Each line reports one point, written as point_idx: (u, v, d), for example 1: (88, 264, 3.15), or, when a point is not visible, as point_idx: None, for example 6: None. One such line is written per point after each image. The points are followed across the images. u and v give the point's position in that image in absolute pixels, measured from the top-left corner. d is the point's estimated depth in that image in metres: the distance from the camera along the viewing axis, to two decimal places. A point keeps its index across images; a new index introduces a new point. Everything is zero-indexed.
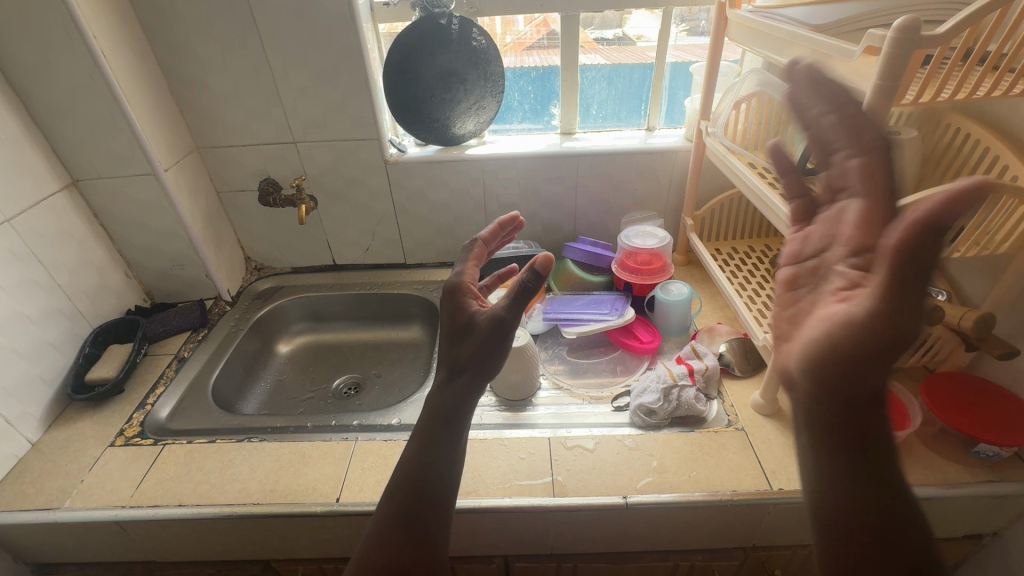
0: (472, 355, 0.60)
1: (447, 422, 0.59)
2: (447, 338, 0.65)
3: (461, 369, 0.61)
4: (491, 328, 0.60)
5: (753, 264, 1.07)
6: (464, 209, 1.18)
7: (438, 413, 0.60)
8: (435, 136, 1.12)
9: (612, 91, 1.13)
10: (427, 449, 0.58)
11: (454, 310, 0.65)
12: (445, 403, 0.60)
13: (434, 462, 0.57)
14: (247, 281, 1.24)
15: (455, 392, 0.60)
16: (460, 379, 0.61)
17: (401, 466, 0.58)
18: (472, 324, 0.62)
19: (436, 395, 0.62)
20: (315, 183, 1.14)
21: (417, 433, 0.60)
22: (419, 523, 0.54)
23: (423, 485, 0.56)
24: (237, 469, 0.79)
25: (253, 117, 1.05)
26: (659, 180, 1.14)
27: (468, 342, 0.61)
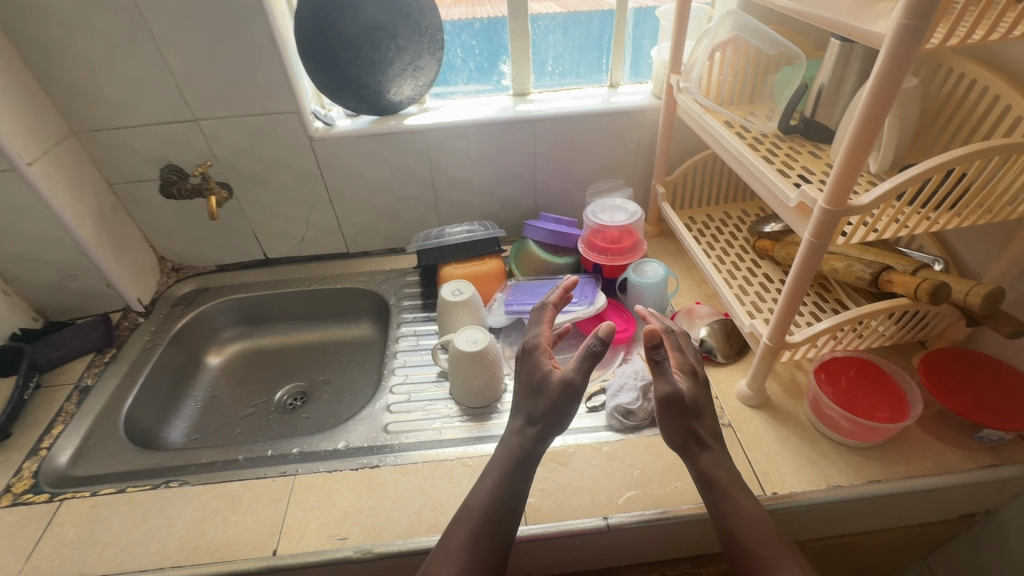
0: (546, 410, 0.63)
1: (523, 464, 0.63)
2: (522, 391, 0.67)
3: (535, 420, 0.64)
4: (558, 392, 0.63)
5: (730, 232, 0.98)
6: (408, 188, 1.04)
7: (517, 454, 0.64)
8: (367, 105, 0.95)
9: (569, 42, 0.99)
10: (506, 485, 0.62)
11: (526, 366, 0.67)
12: (522, 448, 0.64)
13: (509, 499, 0.61)
14: (164, 284, 1.08)
15: (533, 436, 0.64)
16: (534, 428, 0.64)
17: (477, 493, 0.62)
18: (545, 386, 0.64)
19: (513, 433, 0.65)
20: (229, 166, 0.97)
21: (498, 461, 0.64)
22: (487, 552, 0.58)
23: (498, 519, 0.60)
24: (152, 525, 0.67)
25: (137, 91, 0.86)
26: (625, 145, 1.02)
27: (541, 397, 0.64)
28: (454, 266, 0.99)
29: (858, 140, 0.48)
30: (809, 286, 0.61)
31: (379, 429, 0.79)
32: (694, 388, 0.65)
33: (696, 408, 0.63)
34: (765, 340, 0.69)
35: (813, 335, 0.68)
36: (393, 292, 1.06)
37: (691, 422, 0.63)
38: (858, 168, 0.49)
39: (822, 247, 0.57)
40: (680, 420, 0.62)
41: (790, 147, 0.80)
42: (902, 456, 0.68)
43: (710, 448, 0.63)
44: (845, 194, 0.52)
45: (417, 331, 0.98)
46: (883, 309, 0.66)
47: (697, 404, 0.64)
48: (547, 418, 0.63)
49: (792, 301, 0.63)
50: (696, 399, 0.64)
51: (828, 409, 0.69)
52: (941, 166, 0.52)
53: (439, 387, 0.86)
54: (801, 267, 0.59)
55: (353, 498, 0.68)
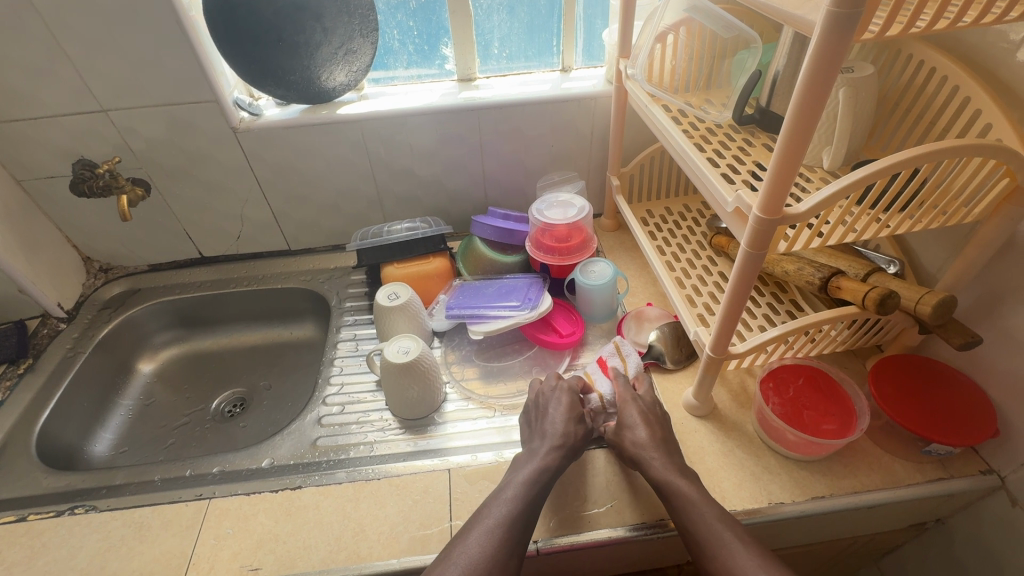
0: (580, 439, 0.66)
1: (560, 467, 0.63)
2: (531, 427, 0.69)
3: (574, 445, 0.65)
4: (582, 430, 0.67)
5: (688, 227, 0.93)
6: (347, 181, 0.97)
7: (556, 460, 0.63)
8: (295, 93, 0.88)
9: (515, 23, 0.92)
10: (538, 482, 0.61)
11: (566, 402, 0.69)
12: (557, 457, 0.63)
13: (538, 499, 0.60)
14: (90, 286, 1.01)
15: (567, 451, 0.64)
16: (569, 447, 0.65)
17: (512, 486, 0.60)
18: (576, 418, 0.67)
19: (550, 451, 0.64)
20: (148, 160, 0.89)
21: (536, 459, 0.63)
22: (518, 540, 0.56)
23: (532, 512, 0.59)
24: (50, 558, 0.63)
25: (32, 79, 0.78)
26: (578, 134, 0.96)
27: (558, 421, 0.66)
28: (396, 266, 0.93)
29: (794, 132, 0.43)
30: (748, 297, 0.57)
31: (307, 444, 0.75)
32: (637, 412, 0.66)
33: (637, 428, 0.65)
34: (708, 350, 0.65)
35: (758, 345, 0.64)
36: (336, 292, 1.00)
37: (636, 437, 0.64)
38: (791, 174, 0.45)
39: (759, 256, 0.52)
40: (625, 438, 0.64)
41: (744, 139, 0.75)
42: (847, 470, 0.65)
43: (663, 454, 0.62)
44: (779, 202, 0.47)
45: (357, 335, 0.92)
46: (831, 317, 0.62)
47: (628, 420, 0.66)
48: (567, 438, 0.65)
49: (732, 313, 0.59)
50: (630, 419, 0.66)
51: (774, 422, 0.65)
52: (885, 171, 0.48)
53: (376, 397, 0.81)
54: (738, 278, 0.55)
55: (270, 524, 0.64)
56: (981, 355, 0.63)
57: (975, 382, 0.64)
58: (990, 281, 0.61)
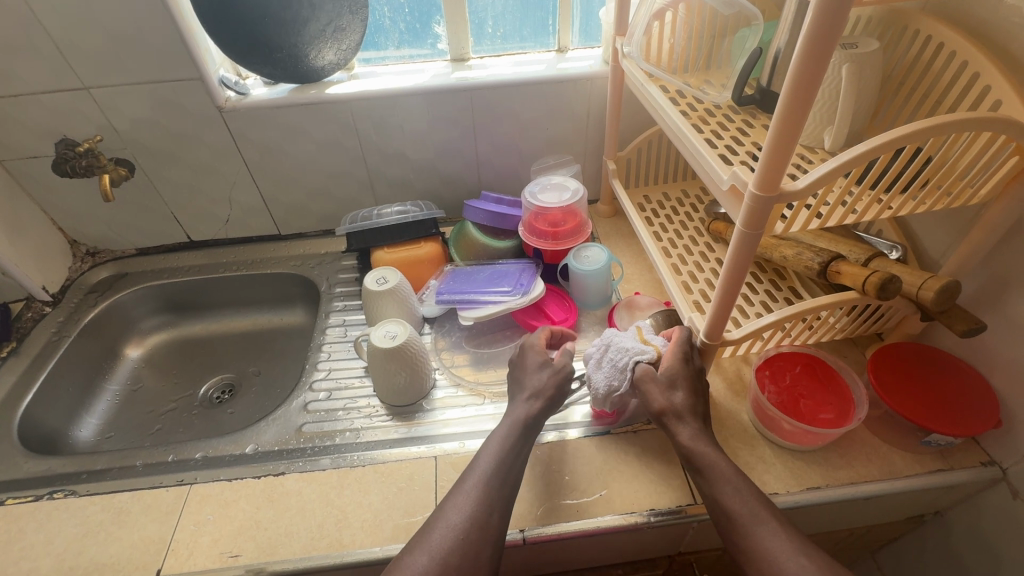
0: (555, 387, 0.64)
1: (534, 425, 0.61)
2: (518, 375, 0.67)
3: (547, 396, 0.63)
4: (560, 377, 0.64)
5: (685, 213, 0.91)
6: (337, 164, 0.95)
7: (527, 416, 0.61)
8: (282, 71, 0.86)
9: (509, 1, 0.89)
10: (516, 439, 0.59)
11: (537, 352, 0.67)
12: (529, 413, 0.61)
13: (518, 457, 0.58)
14: (77, 270, 0.99)
15: (539, 405, 0.62)
16: (542, 400, 0.63)
17: (489, 450, 0.58)
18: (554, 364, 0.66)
19: (528, 400, 0.63)
20: (132, 141, 0.87)
21: (508, 420, 0.61)
22: (495, 505, 0.54)
23: (509, 477, 0.56)
24: (27, 543, 0.62)
25: (11, 55, 0.76)
26: (573, 117, 0.93)
27: (545, 372, 0.65)
28: (386, 251, 0.91)
29: (791, 101, 0.40)
30: (743, 280, 0.55)
31: (292, 430, 0.73)
32: (679, 369, 0.61)
33: (672, 387, 0.60)
34: (702, 336, 0.63)
35: (753, 331, 0.62)
36: (326, 278, 0.98)
37: (668, 398, 0.59)
38: (790, 147, 0.43)
39: (754, 238, 0.50)
40: (654, 392, 0.60)
41: (744, 119, 0.73)
42: (844, 460, 0.63)
43: (689, 422, 0.59)
44: (777, 178, 0.45)
45: (346, 321, 0.90)
46: (831, 303, 0.60)
47: (670, 379, 0.60)
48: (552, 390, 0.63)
49: (727, 297, 0.57)
50: (672, 375, 0.60)
51: (769, 410, 0.63)
52: (889, 146, 0.45)
53: (364, 383, 0.80)
54: (733, 260, 0.53)
55: (251, 510, 0.63)
56: (985, 344, 0.61)
57: (977, 371, 0.62)
58: (996, 267, 0.59)
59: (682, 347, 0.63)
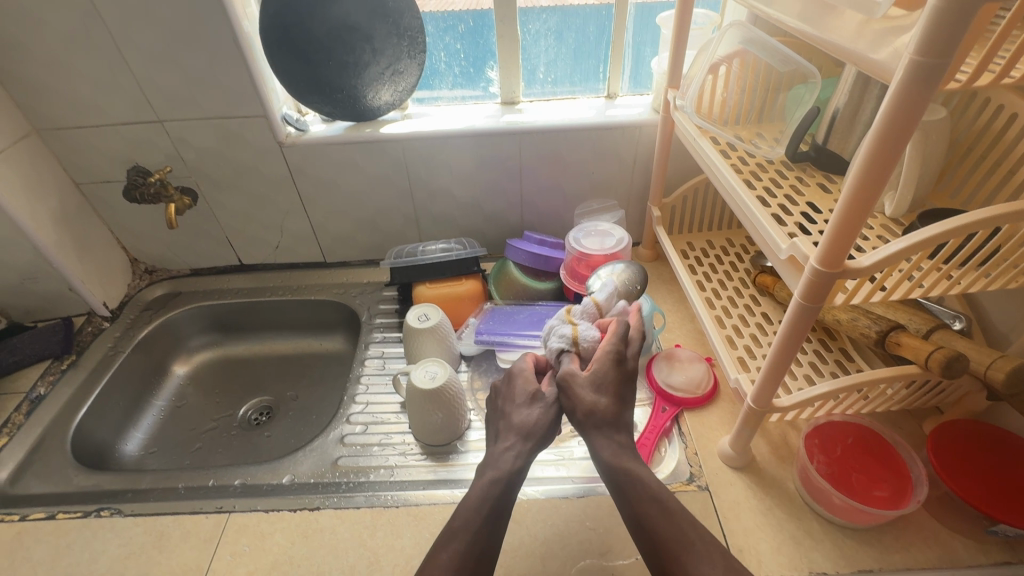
0: (539, 424, 0.63)
1: (517, 477, 0.59)
2: (493, 425, 0.67)
3: (529, 435, 0.62)
4: (545, 413, 0.64)
5: (730, 263, 0.90)
6: (386, 199, 0.97)
7: (511, 467, 0.60)
8: (341, 110, 0.89)
9: (562, 49, 0.91)
10: (495, 492, 0.57)
11: (524, 381, 0.67)
12: (513, 463, 0.60)
13: (500, 508, 0.57)
14: (135, 287, 1.04)
15: (524, 449, 0.61)
16: (527, 441, 0.62)
17: (465, 507, 0.56)
18: (542, 397, 0.66)
19: (510, 443, 0.62)
20: (196, 170, 0.92)
21: (492, 470, 0.59)
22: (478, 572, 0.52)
23: (488, 538, 0.55)
24: (73, 560, 0.64)
25: (97, 91, 0.82)
26: (620, 162, 0.93)
27: (532, 405, 0.65)
28: (428, 287, 0.93)
29: (867, 176, 0.39)
30: (797, 350, 0.53)
31: (328, 462, 0.74)
32: (607, 371, 0.61)
33: (598, 388, 0.60)
34: (749, 402, 0.61)
35: (804, 400, 0.59)
36: (367, 308, 1.00)
37: (594, 400, 0.60)
38: (856, 228, 0.42)
39: (813, 310, 0.48)
40: (580, 395, 0.60)
41: (797, 176, 0.72)
42: (899, 543, 0.59)
43: (610, 437, 0.59)
44: (840, 256, 0.44)
45: (385, 353, 0.91)
46: (889, 376, 0.57)
47: (596, 386, 0.61)
48: (524, 431, 0.63)
49: (778, 365, 0.55)
50: (596, 382, 0.61)
51: (818, 483, 0.61)
52: (963, 228, 0.44)
53: (400, 418, 0.80)
54: (789, 331, 0.51)
55: (286, 544, 0.64)
56: None
57: None
58: None
59: (612, 341, 0.62)
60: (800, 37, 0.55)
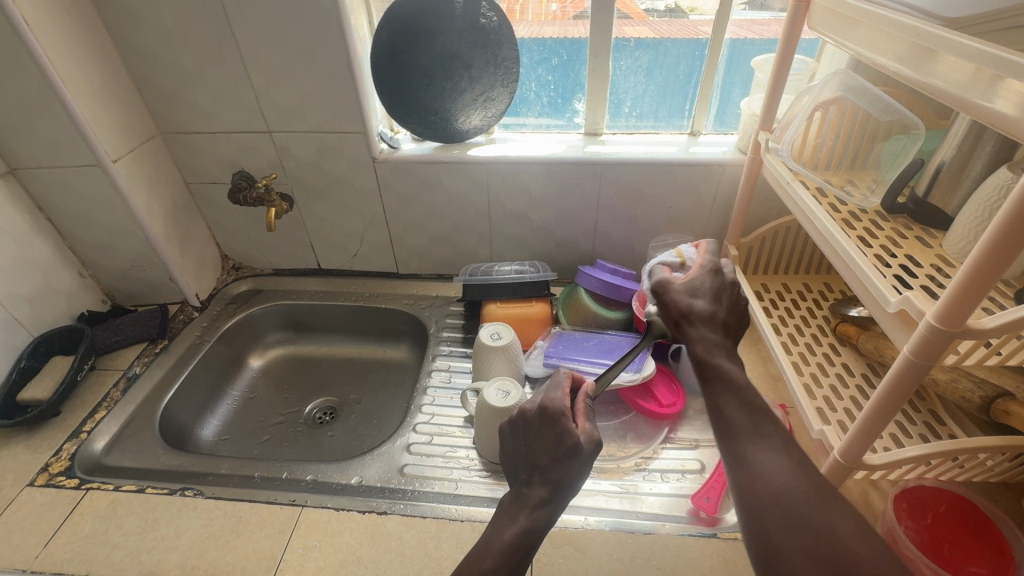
0: (573, 478, 0.56)
1: (544, 532, 0.54)
2: (522, 463, 0.61)
3: (560, 491, 0.56)
4: (580, 465, 0.57)
5: (807, 308, 0.88)
6: (464, 218, 1.01)
7: (540, 524, 0.54)
8: (433, 131, 0.94)
9: (650, 85, 0.93)
10: (524, 545, 0.53)
11: (562, 425, 0.59)
12: (540, 518, 0.55)
13: (524, 563, 0.53)
14: (222, 281, 1.12)
15: (551, 506, 0.55)
16: (557, 497, 0.56)
17: (491, 548, 0.53)
18: (580, 444, 0.58)
19: (540, 501, 0.55)
20: (294, 178, 0.98)
21: (522, 520, 0.54)
22: None
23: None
24: (159, 534, 0.67)
25: (219, 101, 0.89)
26: (698, 199, 0.94)
27: (569, 455, 0.57)
28: (498, 305, 0.94)
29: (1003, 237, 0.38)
30: (898, 407, 0.51)
31: (395, 468, 0.76)
32: (702, 281, 0.57)
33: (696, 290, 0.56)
34: (834, 455, 0.59)
35: (897, 461, 0.57)
36: (435, 321, 1.03)
37: (691, 304, 0.56)
38: (984, 288, 0.40)
39: (923, 367, 0.47)
40: (675, 298, 0.56)
41: (894, 227, 0.70)
42: None
43: (713, 336, 0.54)
44: (962, 315, 0.42)
45: (451, 366, 0.94)
46: (994, 447, 0.54)
47: (694, 289, 0.57)
48: (559, 485, 0.56)
49: (874, 420, 0.53)
50: (694, 285, 0.57)
51: (909, 551, 0.57)
52: None
53: (464, 433, 0.82)
54: (892, 385, 0.50)
55: (354, 545, 0.65)
56: None
57: None
58: None
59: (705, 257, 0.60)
60: (925, 91, 0.51)
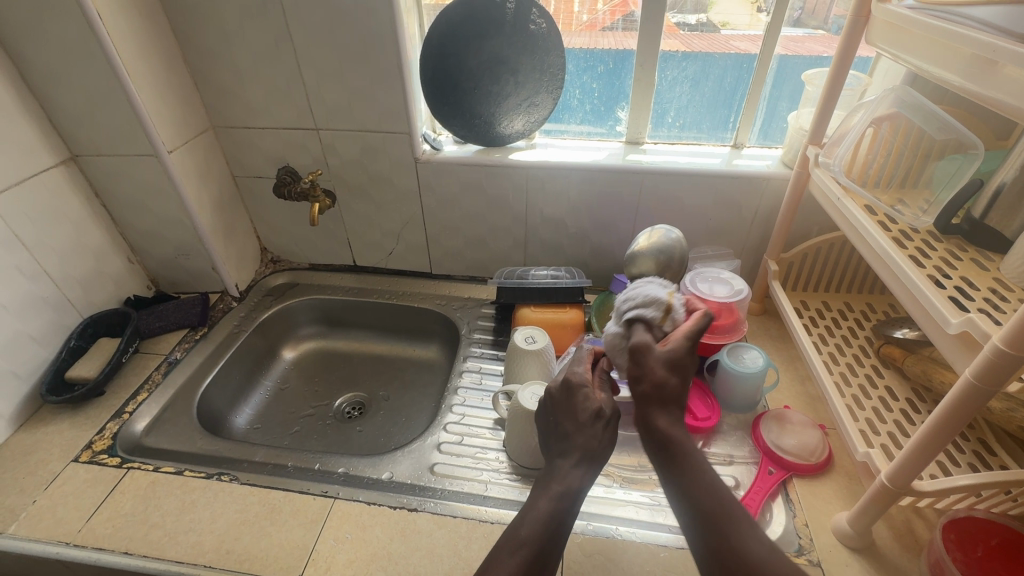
0: (601, 440, 0.59)
1: (578, 495, 0.56)
2: (553, 436, 0.63)
3: (591, 454, 0.58)
4: (603, 429, 0.59)
5: (849, 328, 0.86)
6: (501, 221, 1.02)
7: (576, 484, 0.56)
8: (476, 134, 0.95)
9: (696, 96, 0.93)
10: (560, 510, 0.54)
11: (582, 395, 0.61)
12: (574, 482, 0.56)
13: (562, 528, 0.54)
14: (261, 273, 1.14)
15: (584, 468, 0.57)
16: (588, 459, 0.58)
17: (528, 518, 0.54)
18: (602, 410, 0.60)
19: (573, 466, 0.57)
20: (336, 176, 1.00)
21: (557, 486, 0.56)
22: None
23: (548, 550, 0.53)
24: (195, 517, 0.69)
25: (271, 98, 0.92)
26: (739, 212, 0.93)
27: (593, 420, 0.59)
28: (532, 309, 0.94)
29: None
30: (956, 432, 0.49)
31: (425, 467, 0.76)
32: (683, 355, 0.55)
33: (668, 366, 0.54)
34: (881, 479, 0.57)
35: (949, 489, 0.55)
36: (466, 322, 1.03)
37: (664, 377, 0.54)
38: None
39: (986, 392, 0.45)
40: (652, 366, 0.54)
41: (950, 248, 0.67)
42: None
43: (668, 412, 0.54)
44: None
45: (482, 368, 0.94)
46: None
47: (673, 360, 0.55)
48: (588, 450, 0.58)
49: (929, 445, 0.51)
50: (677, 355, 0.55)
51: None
52: None
53: (494, 435, 0.82)
54: (952, 408, 0.48)
55: (385, 539, 0.66)
56: None
57: None
58: None
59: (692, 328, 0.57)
60: (992, 106, 0.49)
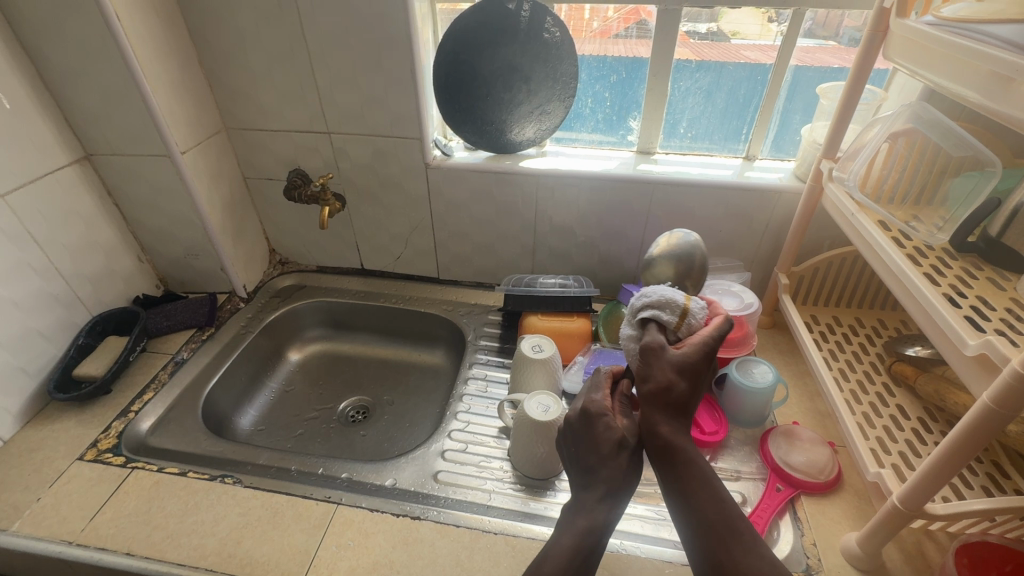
0: (626, 473, 0.57)
1: (603, 533, 0.55)
2: (574, 469, 0.61)
3: (615, 488, 0.56)
4: (627, 460, 0.57)
5: (861, 343, 0.85)
6: (510, 228, 1.01)
7: (600, 522, 0.55)
8: (487, 141, 0.95)
9: (709, 107, 0.92)
10: (584, 547, 0.53)
11: (603, 424, 0.59)
12: (598, 517, 0.55)
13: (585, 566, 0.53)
14: (268, 274, 1.14)
15: (608, 503, 0.56)
16: (614, 494, 0.56)
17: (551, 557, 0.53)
18: (625, 439, 0.58)
19: (597, 500, 0.56)
20: (347, 179, 1.01)
21: (581, 522, 0.55)
22: None
23: None
24: (197, 519, 0.68)
25: (284, 101, 0.92)
26: (750, 224, 0.92)
27: (615, 450, 0.57)
28: (539, 318, 0.94)
29: None
30: (971, 456, 0.48)
31: (428, 474, 0.76)
32: (692, 358, 0.56)
33: (678, 370, 0.55)
34: (891, 501, 0.56)
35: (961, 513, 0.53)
36: (472, 328, 1.03)
37: (670, 380, 0.55)
38: None
39: (1001, 416, 0.44)
40: (658, 368, 0.55)
41: (966, 265, 0.66)
42: None
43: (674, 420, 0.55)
44: None
45: (487, 375, 0.93)
46: None
47: (682, 366, 0.55)
48: (612, 486, 0.56)
49: (942, 468, 0.50)
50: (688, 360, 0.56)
51: None
52: None
53: (498, 444, 0.81)
54: (967, 432, 0.47)
55: (387, 547, 0.65)
56: None
57: None
58: None
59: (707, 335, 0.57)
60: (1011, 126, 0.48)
